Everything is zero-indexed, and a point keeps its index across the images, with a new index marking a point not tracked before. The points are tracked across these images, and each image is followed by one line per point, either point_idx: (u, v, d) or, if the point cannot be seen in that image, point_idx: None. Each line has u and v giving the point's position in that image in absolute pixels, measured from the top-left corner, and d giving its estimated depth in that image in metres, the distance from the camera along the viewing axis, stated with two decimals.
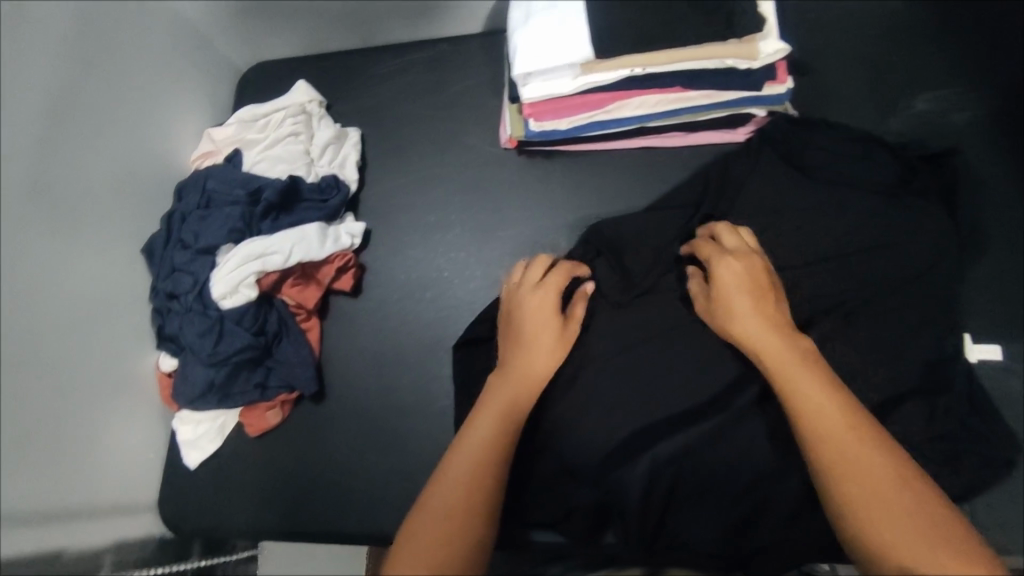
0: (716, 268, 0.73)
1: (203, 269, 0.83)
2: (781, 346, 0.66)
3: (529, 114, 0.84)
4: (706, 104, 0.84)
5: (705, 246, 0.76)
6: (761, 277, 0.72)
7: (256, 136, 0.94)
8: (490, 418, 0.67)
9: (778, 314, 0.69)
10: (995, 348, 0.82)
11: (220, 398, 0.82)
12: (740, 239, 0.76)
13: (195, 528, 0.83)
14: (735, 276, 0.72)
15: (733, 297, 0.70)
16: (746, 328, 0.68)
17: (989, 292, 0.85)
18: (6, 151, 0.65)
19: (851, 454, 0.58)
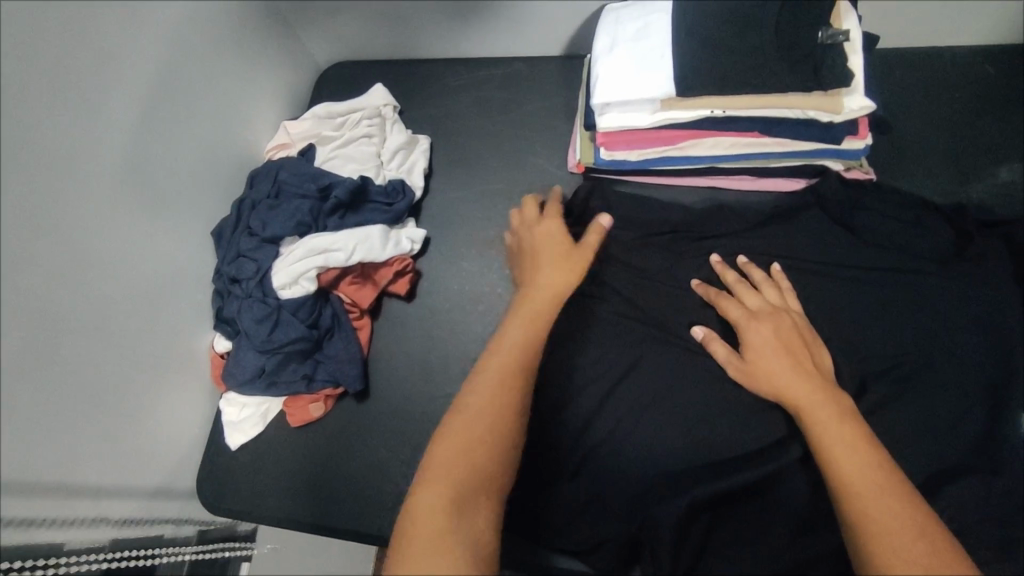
0: (745, 330, 0.76)
1: (266, 258, 0.86)
2: (815, 402, 0.68)
3: (602, 142, 0.85)
4: (782, 150, 0.83)
5: (728, 307, 0.78)
6: (791, 335, 0.74)
7: (332, 133, 0.97)
8: (515, 340, 0.68)
9: (811, 371, 0.71)
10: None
11: (267, 385, 0.85)
12: (762, 300, 0.78)
13: (228, 510, 0.85)
14: (764, 342, 0.74)
15: (765, 358, 0.73)
16: (787, 387, 0.70)
17: None
18: (96, 133, 0.69)
19: (878, 508, 0.58)
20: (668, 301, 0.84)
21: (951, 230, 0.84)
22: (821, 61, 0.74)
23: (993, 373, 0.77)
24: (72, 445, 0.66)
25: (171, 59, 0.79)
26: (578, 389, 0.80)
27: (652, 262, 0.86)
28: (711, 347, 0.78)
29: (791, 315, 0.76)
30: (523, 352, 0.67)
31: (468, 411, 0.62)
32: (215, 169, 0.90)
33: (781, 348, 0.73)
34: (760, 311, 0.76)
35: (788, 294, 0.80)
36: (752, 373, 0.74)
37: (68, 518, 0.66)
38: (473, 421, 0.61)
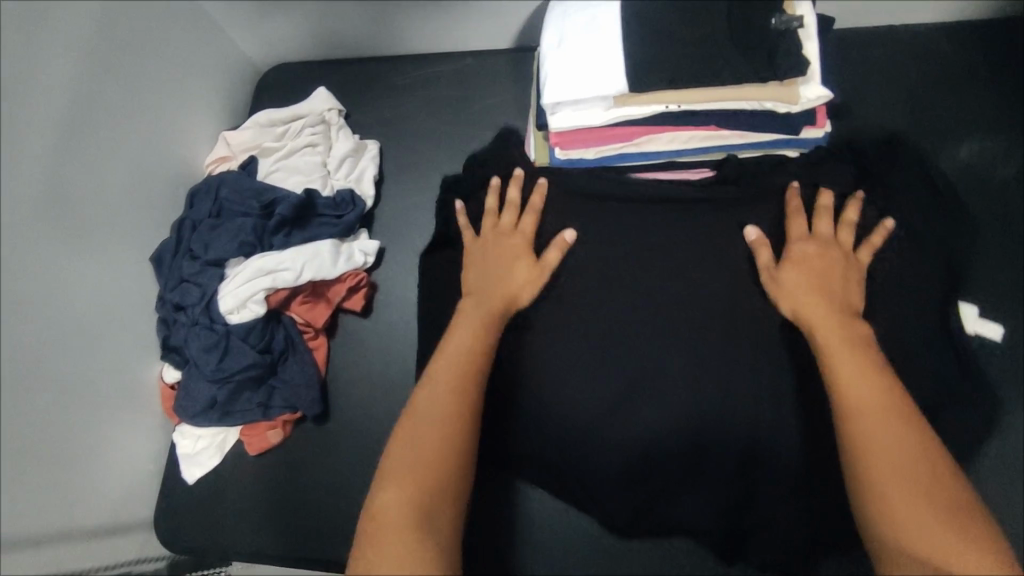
0: (790, 244, 0.75)
1: (211, 282, 0.81)
2: (827, 320, 0.68)
3: (555, 142, 0.81)
4: (739, 143, 0.80)
5: (795, 220, 0.77)
6: (828, 260, 0.73)
7: (274, 144, 0.92)
8: (474, 337, 0.71)
9: (834, 292, 0.71)
10: (996, 327, 0.81)
11: (222, 415, 0.81)
12: (830, 223, 0.76)
13: (189, 547, 0.82)
14: (805, 255, 0.74)
15: (793, 274, 0.73)
16: (795, 301, 0.71)
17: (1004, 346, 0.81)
18: (11, 161, 0.64)
19: (865, 411, 0.60)
20: (623, 303, 0.79)
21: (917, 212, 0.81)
22: (776, 50, 0.71)
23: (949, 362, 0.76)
24: (16, 502, 0.62)
25: (85, 75, 0.73)
26: (542, 401, 0.78)
27: (601, 262, 0.81)
28: (758, 252, 0.76)
29: (839, 246, 0.75)
30: (478, 350, 0.70)
31: (429, 399, 0.64)
32: (149, 189, 0.85)
33: (816, 272, 0.72)
34: (817, 236, 0.75)
35: (853, 222, 0.77)
36: (777, 284, 0.73)
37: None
38: (431, 407, 0.63)
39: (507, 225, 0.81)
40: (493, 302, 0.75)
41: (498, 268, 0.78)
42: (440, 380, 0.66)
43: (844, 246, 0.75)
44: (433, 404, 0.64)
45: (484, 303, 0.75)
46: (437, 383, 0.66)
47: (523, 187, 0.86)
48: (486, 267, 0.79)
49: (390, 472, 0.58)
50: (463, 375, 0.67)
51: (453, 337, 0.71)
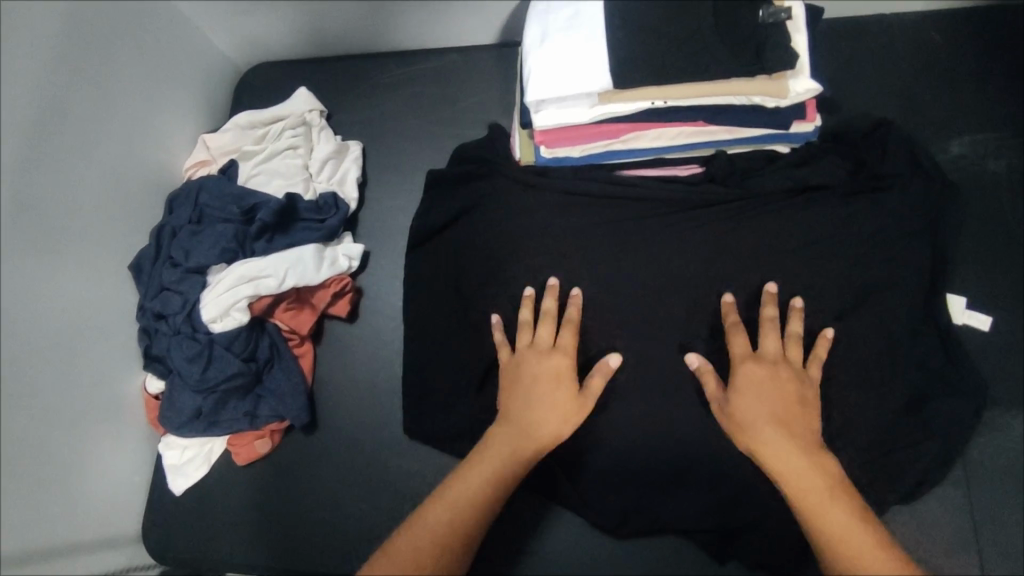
0: (737, 367, 0.67)
1: (193, 290, 0.80)
2: (799, 458, 0.60)
3: (540, 140, 0.79)
4: (728, 138, 0.78)
5: (735, 342, 0.69)
6: (783, 383, 0.65)
7: (254, 147, 0.90)
8: (497, 454, 0.63)
9: (800, 421, 0.63)
10: (984, 317, 0.81)
11: (207, 425, 0.80)
12: (778, 343, 0.69)
13: (179, 557, 0.81)
14: (753, 381, 0.65)
15: (747, 398, 0.64)
16: (748, 424, 0.63)
17: (996, 342, 0.80)
18: None
19: (869, 574, 0.52)
20: (609, 306, 0.78)
21: (919, 204, 0.77)
22: (765, 43, 0.69)
23: (937, 362, 0.76)
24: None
25: (56, 80, 0.71)
26: None
27: (587, 263, 0.79)
28: (704, 380, 0.69)
29: (789, 368, 0.67)
30: (498, 482, 0.62)
31: (422, 531, 0.58)
32: (126, 196, 0.83)
33: (776, 394, 0.64)
34: (763, 355, 0.68)
35: (800, 341, 0.70)
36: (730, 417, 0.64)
37: None
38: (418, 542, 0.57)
39: (546, 341, 0.72)
40: (516, 427, 0.65)
41: (537, 395, 0.67)
42: (440, 511, 0.59)
43: (794, 363, 0.68)
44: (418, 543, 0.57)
45: (505, 430, 0.65)
46: (434, 514, 0.59)
47: (508, 188, 0.83)
48: (520, 382, 0.69)
49: None
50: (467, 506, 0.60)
51: (467, 466, 0.63)
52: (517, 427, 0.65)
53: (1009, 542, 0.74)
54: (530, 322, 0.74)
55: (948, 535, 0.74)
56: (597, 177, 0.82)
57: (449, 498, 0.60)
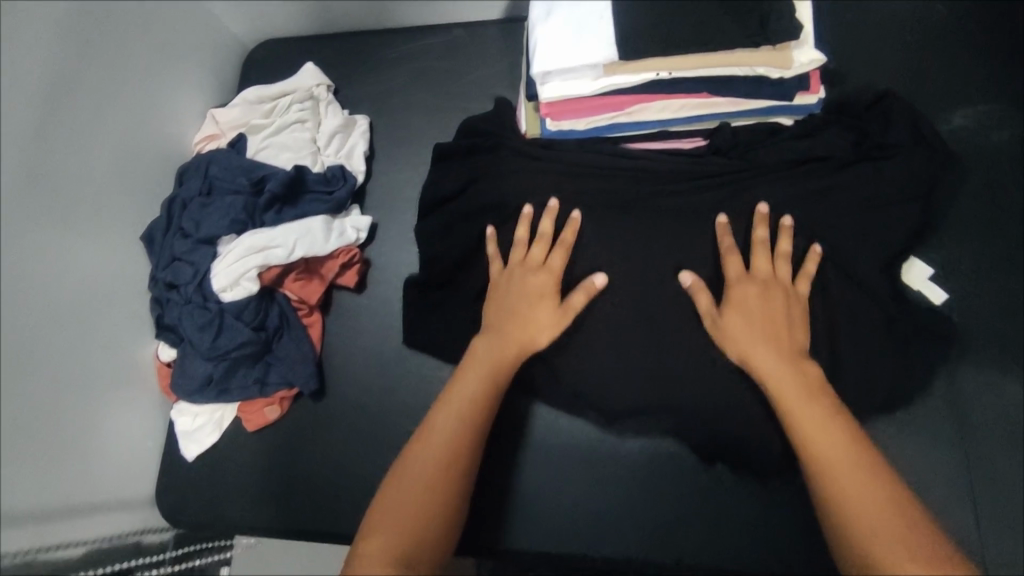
0: (731, 289, 0.73)
1: (204, 260, 0.82)
2: (785, 370, 0.67)
3: (546, 113, 0.80)
4: (732, 110, 0.79)
5: (728, 262, 0.75)
6: (769, 298, 0.72)
7: (262, 120, 0.91)
8: (489, 363, 0.71)
9: (786, 338, 0.70)
10: (940, 293, 0.79)
11: (218, 392, 0.82)
12: (769, 262, 0.74)
13: (191, 521, 0.83)
14: (743, 297, 0.72)
15: (739, 316, 0.71)
16: (736, 337, 0.70)
17: (1005, 310, 0.78)
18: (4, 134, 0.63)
19: (837, 461, 0.59)
20: (613, 277, 0.78)
21: (922, 176, 0.77)
22: (769, 15, 0.70)
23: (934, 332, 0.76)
24: (20, 473, 0.63)
25: (70, 51, 0.73)
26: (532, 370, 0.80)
27: (593, 234, 0.79)
28: (696, 297, 0.75)
29: (778, 284, 0.73)
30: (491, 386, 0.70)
31: (436, 435, 0.65)
32: (138, 168, 0.84)
33: (762, 311, 0.71)
34: (753, 276, 0.73)
35: (790, 258, 0.74)
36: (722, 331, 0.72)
37: (19, 547, 0.62)
38: (428, 446, 0.64)
39: (539, 260, 0.77)
40: (505, 338, 0.74)
41: (520, 307, 0.75)
42: (447, 420, 0.67)
43: (784, 282, 0.73)
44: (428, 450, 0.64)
45: (496, 345, 0.73)
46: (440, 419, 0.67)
47: (512, 161, 0.84)
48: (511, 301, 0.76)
49: (383, 510, 0.60)
50: (470, 410, 0.67)
51: (463, 377, 0.71)
52: (504, 348, 0.73)
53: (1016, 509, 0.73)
54: (525, 238, 0.79)
55: (950, 505, 0.73)
56: (600, 150, 0.83)
57: (454, 406, 0.68)
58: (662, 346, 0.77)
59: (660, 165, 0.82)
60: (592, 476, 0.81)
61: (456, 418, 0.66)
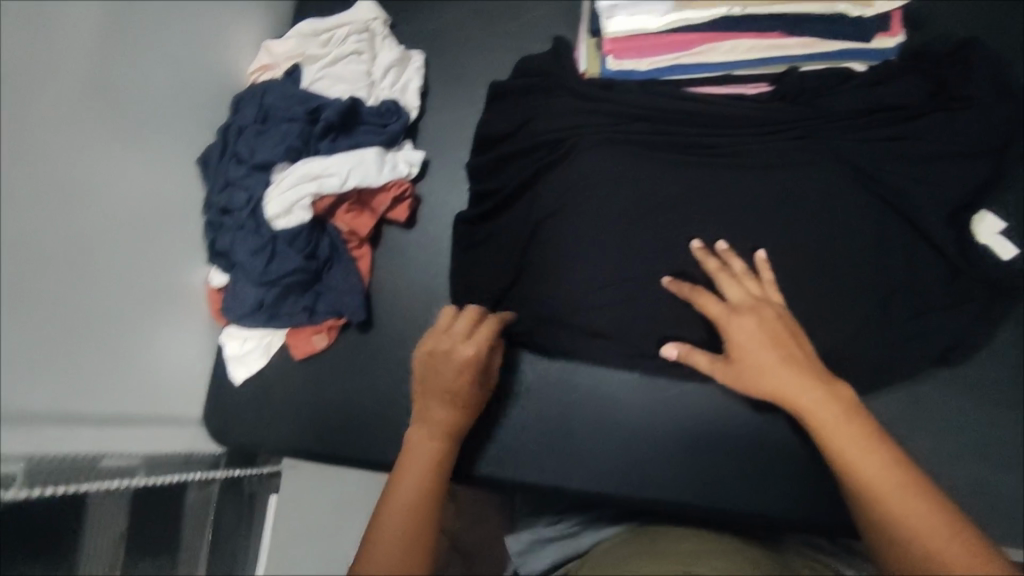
0: (727, 327, 0.67)
1: (257, 186, 0.83)
2: (801, 383, 0.61)
3: (609, 49, 0.80)
4: (803, 53, 0.78)
5: (706, 303, 0.70)
6: (774, 325, 0.66)
7: (318, 52, 0.90)
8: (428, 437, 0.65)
9: (800, 350, 0.64)
10: (1010, 248, 0.73)
11: (268, 318, 0.82)
12: (743, 287, 0.70)
13: (238, 440, 0.85)
14: (748, 334, 0.66)
15: (750, 354, 0.65)
16: (757, 380, 0.64)
17: None
18: (74, 41, 0.62)
19: (897, 510, 0.53)
20: (673, 220, 0.77)
21: (1003, 127, 0.74)
22: None
23: (998, 290, 0.74)
24: (84, 379, 0.66)
25: None
26: (581, 311, 0.77)
27: (653, 176, 0.77)
28: (692, 359, 0.70)
29: (773, 307, 0.68)
30: (438, 455, 0.65)
31: (397, 506, 0.59)
32: (195, 92, 0.84)
33: (767, 341, 0.65)
34: (742, 305, 0.68)
35: (769, 281, 0.71)
36: (739, 373, 0.66)
37: (74, 449, 0.64)
38: (391, 518, 0.58)
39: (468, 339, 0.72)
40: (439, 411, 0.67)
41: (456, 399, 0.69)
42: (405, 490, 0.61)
43: (774, 301, 0.69)
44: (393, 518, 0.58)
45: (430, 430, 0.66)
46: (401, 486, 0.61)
47: (569, 101, 0.82)
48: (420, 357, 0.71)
49: None
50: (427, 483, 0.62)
51: (404, 459, 0.64)
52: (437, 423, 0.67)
53: None
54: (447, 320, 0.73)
55: (996, 460, 0.73)
56: (664, 92, 0.80)
57: (412, 475, 0.62)
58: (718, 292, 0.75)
59: (727, 109, 0.79)
60: (638, 420, 0.80)
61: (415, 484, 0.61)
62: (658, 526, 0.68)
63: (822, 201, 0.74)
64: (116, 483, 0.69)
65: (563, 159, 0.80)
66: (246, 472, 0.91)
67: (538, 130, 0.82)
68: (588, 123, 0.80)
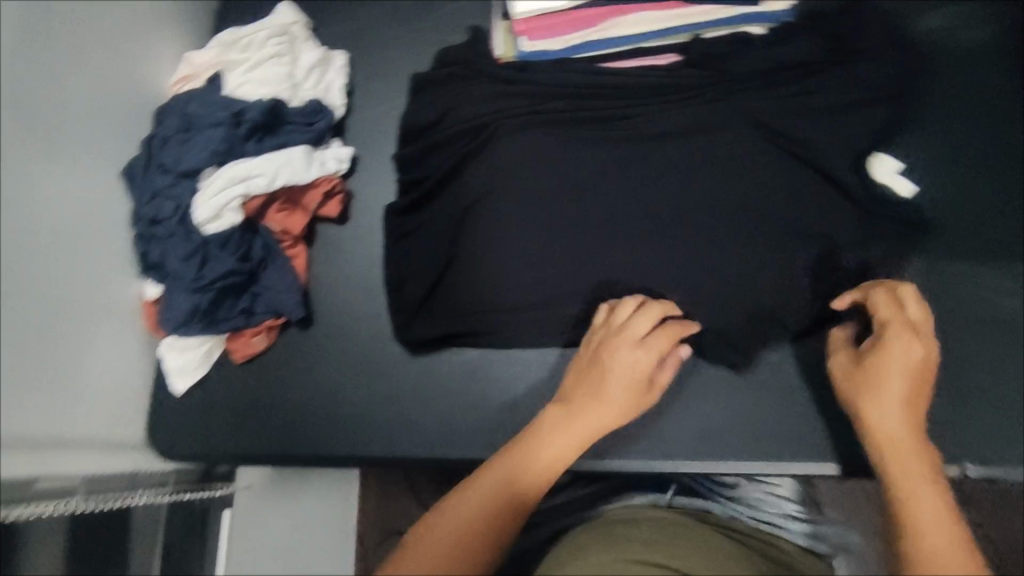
0: (885, 330, 0.62)
1: (186, 194, 0.81)
2: (904, 418, 0.56)
3: (521, 31, 0.85)
4: (703, 21, 0.83)
5: (878, 303, 0.65)
6: (925, 363, 0.60)
7: (239, 56, 0.89)
8: (547, 438, 0.60)
9: (924, 396, 0.59)
10: (910, 186, 0.80)
11: (206, 324, 0.81)
12: (921, 313, 0.64)
13: (180, 454, 0.84)
14: (902, 351, 0.60)
15: (886, 364, 0.60)
16: (869, 381, 0.60)
17: (974, 199, 0.79)
18: None
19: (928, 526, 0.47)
20: (597, 188, 0.78)
21: (893, 75, 0.79)
22: None
23: (909, 226, 0.77)
24: (21, 399, 0.63)
25: None
26: (515, 284, 0.78)
27: (572, 146, 0.79)
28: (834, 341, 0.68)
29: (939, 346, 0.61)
30: (541, 477, 0.57)
31: (479, 490, 0.54)
32: (115, 104, 0.83)
33: (913, 371, 0.59)
34: (917, 324, 0.62)
35: (925, 318, 0.64)
36: (857, 373, 0.61)
37: (14, 472, 0.62)
38: (464, 503, 0.53)
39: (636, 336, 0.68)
40: (566, 420, 0.62)
41: (590, 404, 0.63)
42: (487, 482, 0.55)
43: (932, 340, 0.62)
44: (467, 503, 0.53)
45: (558, 427, 0.61)
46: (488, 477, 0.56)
47: (487, 86, 0.85)
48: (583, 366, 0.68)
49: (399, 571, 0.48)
50: (512, 492, 0.54)
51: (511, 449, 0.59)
52: (563, 425, 0.61)
53: (992, 388, 0.74)
54: (624, 313, 0.70)
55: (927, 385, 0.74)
56: (575, 68, 0.83)
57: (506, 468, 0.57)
58: (645, 252, 0.77)
59: (636, 79, 0.82)
60: None
61: (501, 479, 0.55)
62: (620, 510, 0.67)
63: (734, 157, 0.77)
64: (51, 508, 0.67)
65: (484, 139, 0.82)
66: (199, 493, 0.89)
67: (459, 115, 0.84)
68: (507, 104, 0.83)
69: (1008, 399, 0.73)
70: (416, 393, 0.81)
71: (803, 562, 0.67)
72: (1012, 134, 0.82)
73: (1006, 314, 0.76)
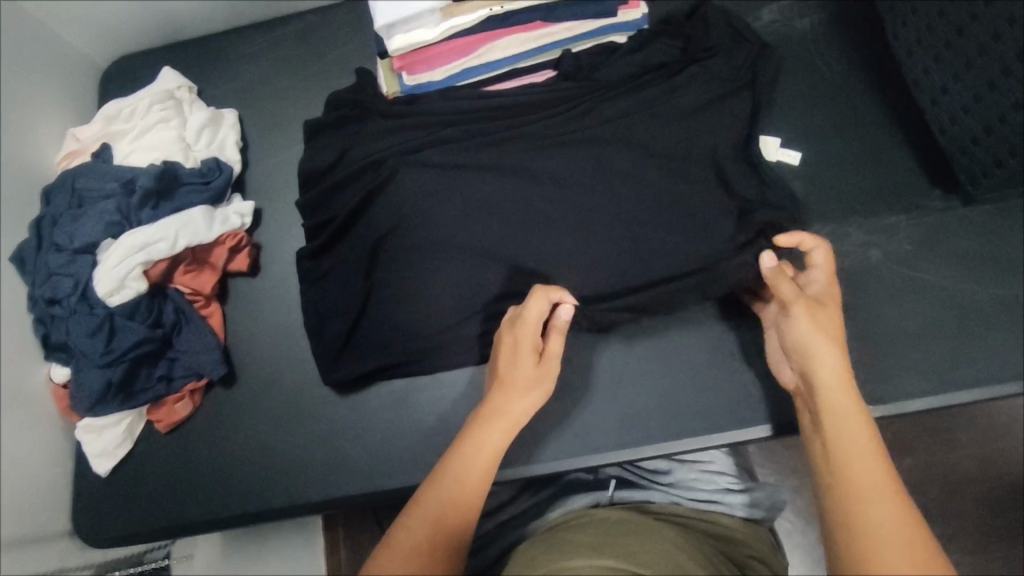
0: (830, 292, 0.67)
1: (84, 269, 0.78)
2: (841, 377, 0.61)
3: (400, 67, 0.88)
4: (568, 37, 0.88)
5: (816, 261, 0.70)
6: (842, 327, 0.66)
7: (124, 126, 0.89)
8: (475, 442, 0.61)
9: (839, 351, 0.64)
10: (793, 154, 0.89)
11: (123, 398, 0.79)
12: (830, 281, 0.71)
13: (112, 537, 0.80)
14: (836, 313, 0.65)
15: (832, 322, 0.64)
16: (819, 331, 0.62)
17: (832, 165, 0.88)
18: None
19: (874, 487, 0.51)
20: (496, 203, 0.82)
21: (746, 65, 0.87)
22: None
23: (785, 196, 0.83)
24: None
25: None
26: (432, 306, 0.80)
27: (465, 166, 0.83)
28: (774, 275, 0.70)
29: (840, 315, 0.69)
30: (479, 482, 0.59)
31: (425, 515, 0.55)
32: None
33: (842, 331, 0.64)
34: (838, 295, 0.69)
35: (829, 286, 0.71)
36: (810, 314, 0.64)
37: None
38: (413, 530, 0.54)
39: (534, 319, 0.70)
40: (484, 421, 0.63)
41: (506, 393, 0.65)
42: (429, 504, 0.56)
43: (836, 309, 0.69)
44: (416, 531, 0.54)
45: (482, 430, 0.62)
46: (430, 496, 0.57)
47: (379, 121, 0.87)
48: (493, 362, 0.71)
49: None
50: (453, 509, 0.56)
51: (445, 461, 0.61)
52: (486, 422, 0.63)
53: (877, 330, 0.81)
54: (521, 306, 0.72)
55: None
56: (459, 95, 0.88)
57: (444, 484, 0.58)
58: (549, 257, 0.80)
59: (518, 96, 0.87)
60: None
61: (442, 498, 0.56)
62: (579, 517, 0.67)
63: (616, 156, 0.82)
64: None
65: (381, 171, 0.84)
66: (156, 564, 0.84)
67: (354, 153, 0.87)
68: (399, 137, 0.86)
69: (891, 337, 0.80)
70: (350, 430, 0.81)
71: (738, 528, 0.74)
72: (855, 103, 0.91)
73: (877, 262, 0.84)
